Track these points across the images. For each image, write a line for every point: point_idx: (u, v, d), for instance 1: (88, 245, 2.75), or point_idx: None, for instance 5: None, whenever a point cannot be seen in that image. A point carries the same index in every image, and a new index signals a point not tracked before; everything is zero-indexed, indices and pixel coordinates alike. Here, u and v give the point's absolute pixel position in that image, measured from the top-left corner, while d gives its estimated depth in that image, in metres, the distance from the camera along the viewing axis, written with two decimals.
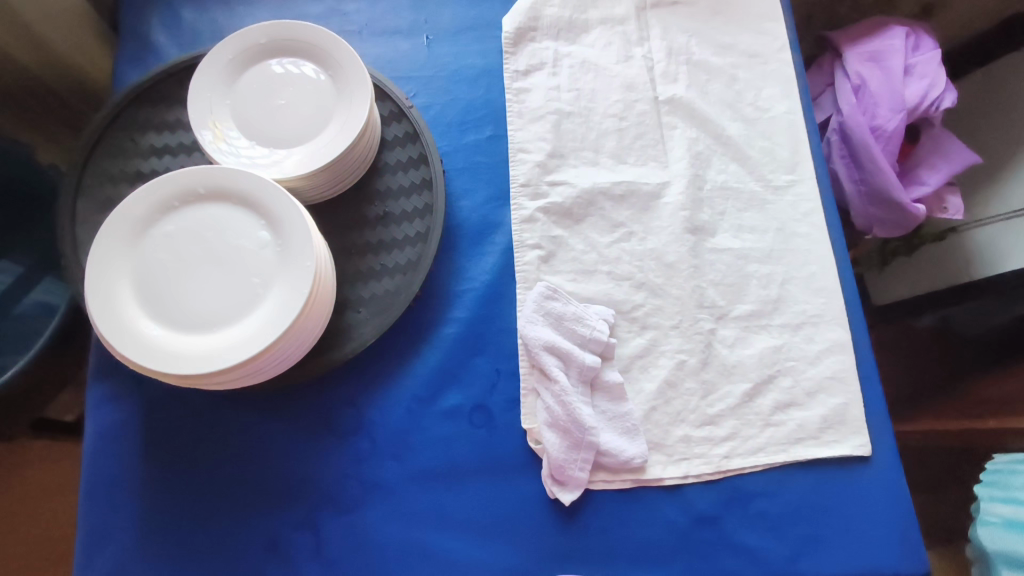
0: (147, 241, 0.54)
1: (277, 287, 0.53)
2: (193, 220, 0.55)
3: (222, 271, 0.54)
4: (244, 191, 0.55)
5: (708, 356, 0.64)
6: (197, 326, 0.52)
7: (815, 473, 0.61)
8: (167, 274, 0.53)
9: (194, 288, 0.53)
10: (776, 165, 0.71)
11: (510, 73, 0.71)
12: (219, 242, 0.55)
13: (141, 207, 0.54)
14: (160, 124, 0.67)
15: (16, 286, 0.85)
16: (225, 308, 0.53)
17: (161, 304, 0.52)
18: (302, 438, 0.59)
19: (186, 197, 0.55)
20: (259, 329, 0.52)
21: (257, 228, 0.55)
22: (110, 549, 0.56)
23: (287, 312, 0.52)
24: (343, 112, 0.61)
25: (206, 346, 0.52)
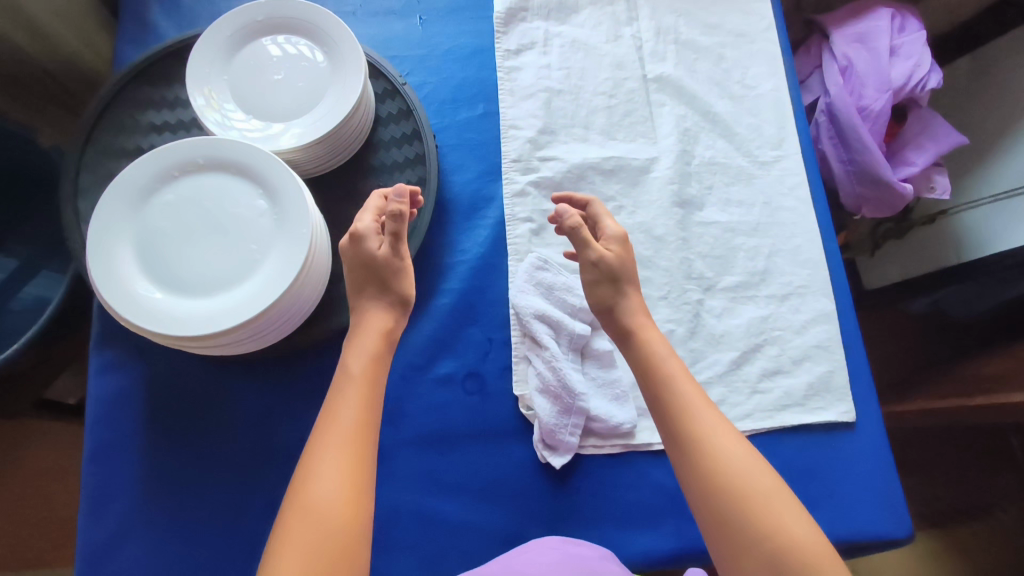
0: (148, 210, 0.55)
1: (274, 254, 0.55)
2: (191, 190, 0.56)
3: (221, 238, 0.55)
4: (242, 161, 0.56)
5: (696, 326, 0.65)
6: (196, 291, 0.53)
7: (802, 438, 0.62)
8: (167, 241, 0.55)
9: (193, 254, 0.55)
10: (763, 141, 0.72)
11: (502, 52, 0.73)
12: (217, 210, 0.56)
13: (142, 176, 0.55)
14: (160, 102, 0.68)
15: (14, 277, 0.86)
16: (224, 274, 0.54)
17: (161, 269, 0.54)
18: (299, 405, 0.61)
19: (186, 166, 0.56)
20: (256, 294, 0.53)
21: (255, 196, 0.56)
22: (111, 512, 0.57)
23: (283, 277, 0.53)
24: (337, 87, 0.63)
25: (205, 310, 0.53)
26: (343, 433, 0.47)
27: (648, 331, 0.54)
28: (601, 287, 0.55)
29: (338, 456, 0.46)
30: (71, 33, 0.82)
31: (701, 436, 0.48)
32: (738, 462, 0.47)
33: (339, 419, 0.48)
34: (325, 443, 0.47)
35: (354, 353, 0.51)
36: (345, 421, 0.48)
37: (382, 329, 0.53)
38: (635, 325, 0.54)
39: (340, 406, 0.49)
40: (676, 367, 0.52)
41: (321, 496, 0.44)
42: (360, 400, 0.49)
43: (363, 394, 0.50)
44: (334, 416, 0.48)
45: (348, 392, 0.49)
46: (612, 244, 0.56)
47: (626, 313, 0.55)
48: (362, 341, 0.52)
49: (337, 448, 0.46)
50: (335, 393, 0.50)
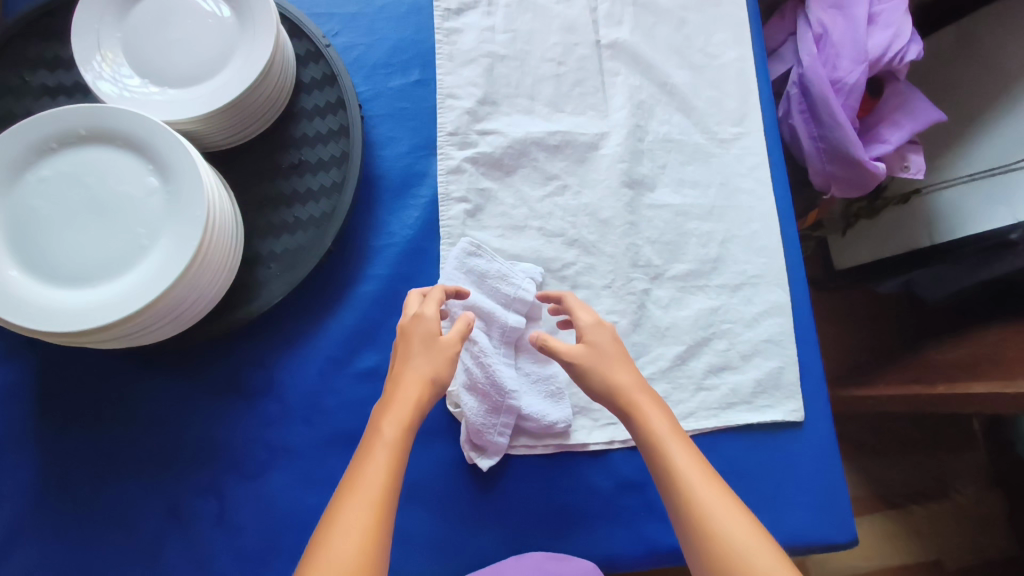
0: (22, 187, 0.49)
1: (165, 238, 0.49)
2: (75, 165, 0.50)
3: (106, 220, 0.49)
4: (130, 133, 0.50)
5: (640, 318, 0.61)
6: (76, 280, 0.48)
7: (746, 438, 0.60)
8: (43, 223, 0.49)
9: (75, 239, 0.49)
10: (723, 116, 0.66)
11: (441, 12, 0.66)
12: (104, 189, 0.50)
13: (15, 148, 0.49)
14: (52, 62, 0.61)
15: None
16: (110, 261, 0.49)
17: (37, 255, 0.48)
18: (207, 402, 0.56)
19: (66, 137, 0.50)
20: (144, 283, 0.48)
21: (145, 173, 0.50)
22: (0, 515, 0.53)
23: (174, 264, 0.48)
24: (245, 48, 0.56)
25: (88, 301, 0.48)
26: (367, 497, 0.40)
27: (641, 402, 0.48)
28: (586, 376, 0.50)
29: (356, 522, 0.39)
30: None
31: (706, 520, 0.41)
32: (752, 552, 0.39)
33: (365, 483, 0.41)
34: (346, 506, 0.40)
35: (388, 414, 0.45)
36: (369, 485, 0.41)
37: (421, 393, 0.47)
38: (622, 394, 0.49)
39: (365, 468, 0.42)
40: (671, 435, 0.46)
41: (335, 568, 0.37)
42: (389, 464, 0.43)
43: (393, 460, 0.43)
44: (359, 478, 0.41)
45: (376, 454, 0.43)
46: (588, 338, 0.51)
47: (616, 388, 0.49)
48: (395, 405, 0.46)
49: (357, 512, 0.40)
50: (362, 455, 0.44)
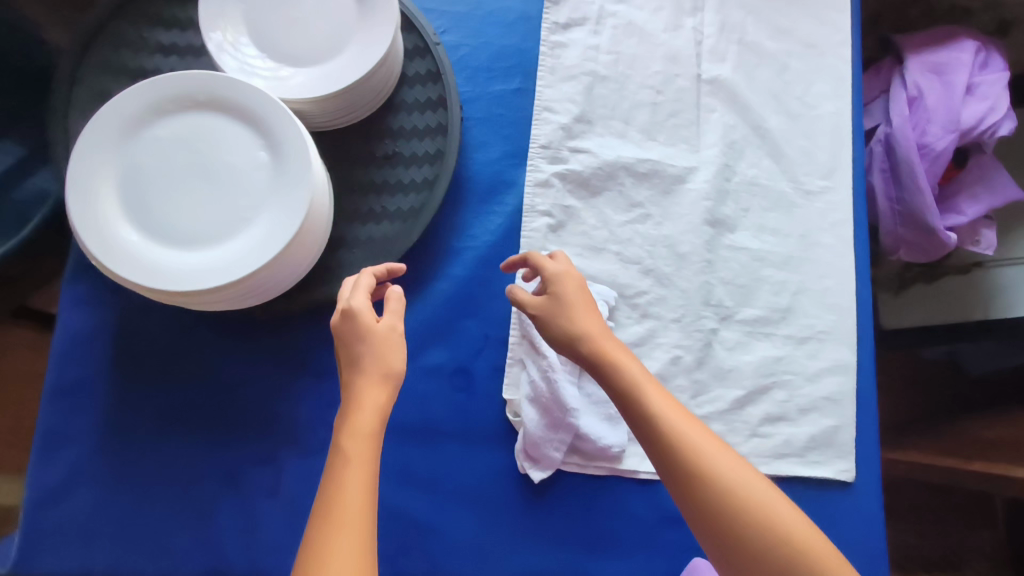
0: (137, 143, 0.50)
1: (269, 213, 0.50)
2: (188, 129, 0.51)
3: (211, 187, 0.50)
4: (245, 105, 0.51)
5: (705, 356, 0.61)
6: (179, 242, 0.49)
7: (792, 490, 0.60)
8: (153, 182, 0.50)
9: (181, 202, 0.50)
10: (813, 167, 0.66)
11: (549, 24, 0.66)
12: (214, 156, 0.51)
13: (135, 106, 0.50)
14: (170, 20, 0.62)
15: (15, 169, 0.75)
16: (214, 228, 0.50)
17: (145, 214, 0.50)
18: (275, 373, 0.57)
19: (184, 102, 0.51)
20: (243, 256, 0.49)
21: (255, 146, 0.51)
22: (68, 453, 0.55)
23: (274, 242, 0.49)
24: (362, 36, 0.57)
25: (191, 266, 0.49)
26: (351, 524, 0.40)
27: (607, 343, 0.50)
28: (549, 325, 0.52)
29: (347, 557, 0.39)
30: None
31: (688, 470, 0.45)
32: (734, 490, 0.44)
33: (340, 514, 0.41)
34: (333, 538, 0.40)
35: (351, 430, 0.44)
36: (350, 511, 0.41)
37: (383, 400, 0.46)
38: (591, 340, 0.50)
39: (337, 491, 0.42)
40: (640, 383, 0.48)
41: None
42: (367, 482, 0.42)
43: (368, 476, 0.43)
44: (335, 505, 0.41)
45: (344, 479, 0.42)
46: (553, 288, 0.53)
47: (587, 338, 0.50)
48: (357, 419, 0.45)
49: (347, 541, 0.40)
50: (331, 477, 0.43)
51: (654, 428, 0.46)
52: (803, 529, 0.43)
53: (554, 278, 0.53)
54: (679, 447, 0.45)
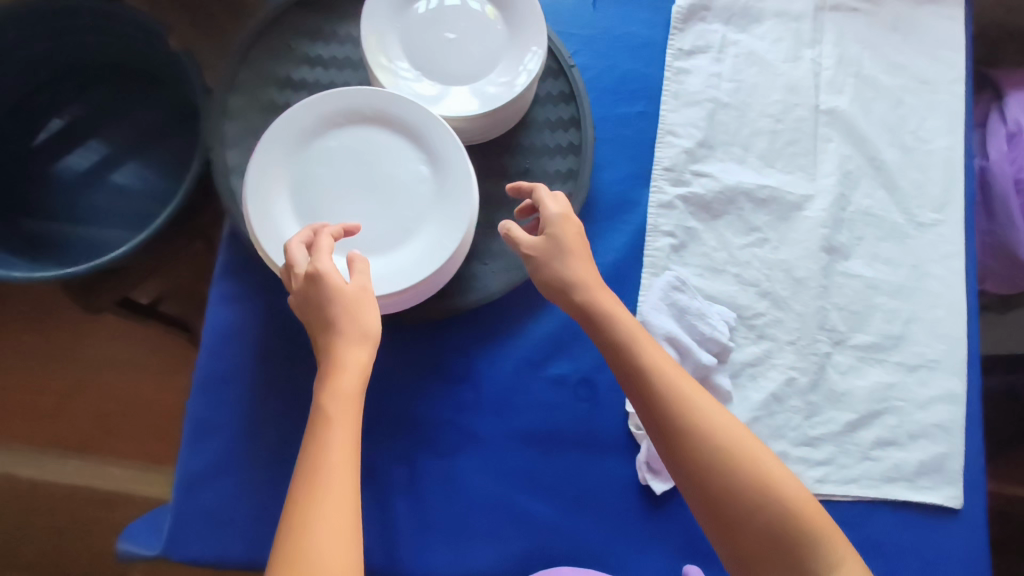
0: (308, 153, 0.53)
1: (430, 225, 0.53)
2: (354, 142, 0.54)
3: (376, 198, 0.53)
4: (409, 122, 0.54)
5: (819, 379, 0.63)
6: (347, 250, 0.52)
7: (901, 513, 0.62)
8: (322, 191, 0.53)
9: (347, 210, 0.53)
10: (925, 200, 0.68)
11: (674, 51, 0.69)
12: (378, 168, 0.54)
13: (308, 118, 0.53)
14: (324, 32, 0.63)
15: (100, 164, 0.91)
16: (378, 237, 0.52)
17: (315, 221, 0.52)
18: (411, 377, 0.60)
19: (353, 115, 0.54)
20: (407, 266, 0.52)
21: (416, 161, 0.54)
22: (215, 443, 0.58)
23: (438, 253, 0.51)
24: (511, 58, 0.59)
25: (358, 273, 0.52)
26: (337, 474, 0.41)
27: (604, 297, 0.52)
28: (540, 266, 0.54)
29: (336, 503, 0.40)
30: None
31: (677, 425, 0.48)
32: (725, 447, 0.47)
33: (325, 478, 0.41)
34: (319, 489, 0.40)
35: (333, 384, 0.44)
36: (335, 460, 0.41)
37: (366, 360, 0.45)
38: (588, 288, 0.52)
39: (326, 455, 0.41)
40: (637, 340, 0.51)
41: (324, 539, 0.39)
42: (351, 433, 0.43)
43: (353, 427, 0.43)
44: (323, 454, 0.41)
45: (329, 442, 0.42)
46: (550, 229, 0.54)
47: (585, 287, 0.52)
48: (340, 381, 0.44)
49: (333, 492, 0.40)
50: (314, 429, 0.43)
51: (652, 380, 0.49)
52: (791, 486, 0.47)
53: (549, 220, 0.54)
54: (673, 406, 0.48)
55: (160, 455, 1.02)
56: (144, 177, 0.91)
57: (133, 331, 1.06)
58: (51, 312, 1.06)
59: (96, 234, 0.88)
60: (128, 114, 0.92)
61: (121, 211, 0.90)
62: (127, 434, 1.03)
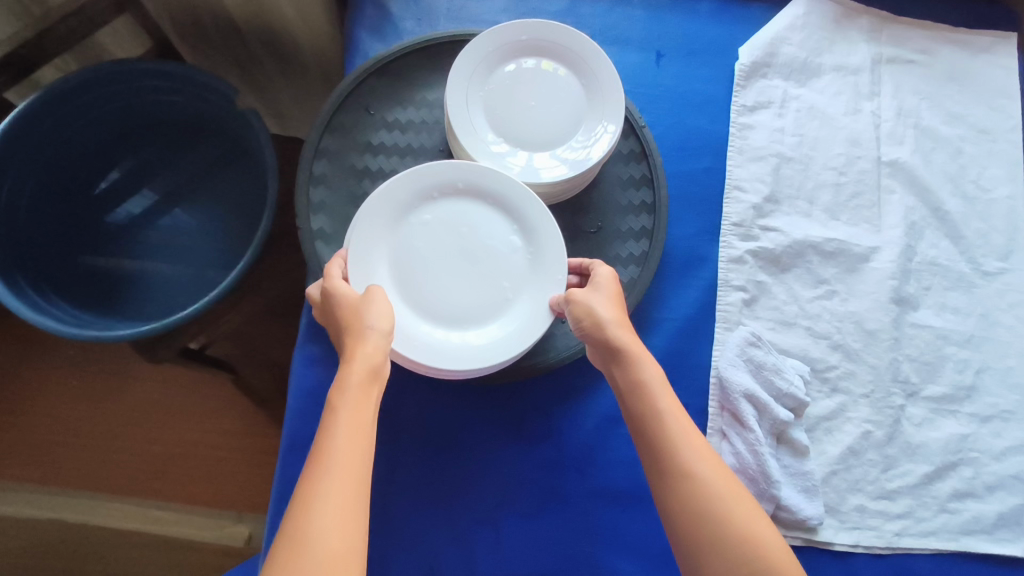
0: (404, 226, 0.56)
1: (527, 295, 0.56)
2: (447, 213, 0.56)
3: (472, 269, 0.56)
4: (500, 194, 0.57)
5: (895, 432, 0.64)
6: (448, 322, 0.55)
7: (980, 566, 0.62)
8: (420, 263, 0.55)
9: (445, 281, 0.55)
10: (990, 249, 0.69)
11: (737, 107, 0.70)
12: (473, 239, 0.56)
13: (406, 192, 0.55)
14: (405, 99, 0.66)
15: (151, 211, 0.93)
16: (477, 308, 0.55)
17: (416, 294, 0.54)
18: (494, 435, 0.61)
19: (445, 189, 0.57)
20: (508, 337, 0.54)
21: (510, 232, 0.57)
22: None
23: (537, 320, 0.54)
24: (591, 122, 0.61)
25: (457, 342, 0.54)
26: (346, 455, 0.42)
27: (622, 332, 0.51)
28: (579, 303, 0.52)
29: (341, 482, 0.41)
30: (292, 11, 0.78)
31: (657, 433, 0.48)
32: (704, 464, 0.46)
33: (336, 456, 0.42)
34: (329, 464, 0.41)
35: (356, 370, 0.46)
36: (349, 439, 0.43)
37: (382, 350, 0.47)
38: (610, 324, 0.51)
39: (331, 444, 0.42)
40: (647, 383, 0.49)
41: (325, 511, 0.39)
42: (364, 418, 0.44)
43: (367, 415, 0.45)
44: (339, 432, 0.43)
45: (344, 419, 0.44)
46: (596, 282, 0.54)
47: (608, 321, 0.51)
48: (350, 373, 0.46)
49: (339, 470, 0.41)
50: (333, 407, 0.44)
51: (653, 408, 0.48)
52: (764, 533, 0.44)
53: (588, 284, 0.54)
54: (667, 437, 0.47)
55: (212, 498, 1.01)
56: (198, 222, 0.93)
57: (180, 372, 1.05)
58: (87, 353, 1.05)
59: (174, 273, 0.90)
60: (172, 164, 0.94)
61: (177, 252, 0.92)
62: (169, 477, 1.01)
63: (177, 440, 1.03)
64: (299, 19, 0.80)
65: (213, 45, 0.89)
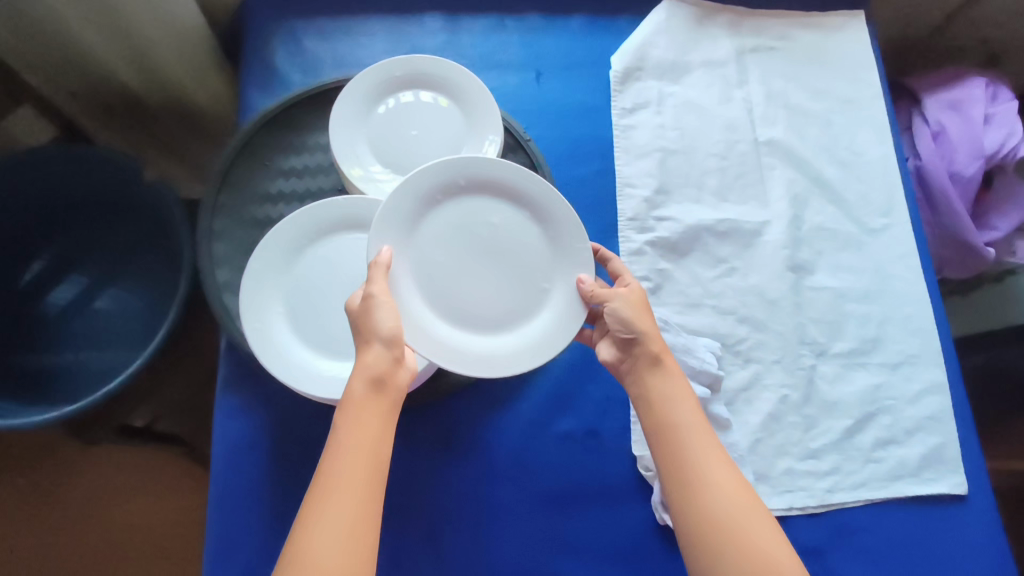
0: (417, 235, 0.55)
1: (558, 286, 0.57)
2: (454, 215, 0.57)
3: (495, 267, 0.57)
4: (507, 183, 0.57)
5: (810, 392, 0.66)
6: (477, 325, 0.56)
7: (913, 509, 0.64)
8: (444, 271, 0.56)
9: (475, 284, 0.56)
10: (872, 208, 0.73)
11: (618, 110, 0.74)
12: (489, 236, 0.57)
13: (410, 200, 0.54)
14: (293, 147, 0.68)
15: (84, 295, 0.93)
16: (503, 307, 0.56)
17: (445, 302, 0.55)
18: (425, 457, 0.61)
19: (448, 189, 0.56)
20: (542, 336, 0.55)
21: (522, 221, 0.57)
22: (237, 560, 0.57)
23: (571, 311, 0.55)
24: (474, 143, 0.64)
25: (497, 346, 0.55)
26: (353, 472, 0.44)
27: (670, 363, 0.53)
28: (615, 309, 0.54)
29: (346, 499, 0.43)
30: (194, 80, 0.81)
31: (689, 455, 0.49)
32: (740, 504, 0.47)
33: (342, 469, 0.44)
34: (339, 478, 0.43)
35: (362, 381, 0.47)
36: (359, 454, 0.44)
37: (388, 369, 0.47)
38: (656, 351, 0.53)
39: (340, 463, 0.44)
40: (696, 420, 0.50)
41: (331, 526, 0.42)
42: (370, 430, 0.45)
43: (376, 428, 0.46)
44: (348, 445, 0.45)
45: (351, 434, 0.45)
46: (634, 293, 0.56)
47: (651, 339, 0.53)
48: (354, 390, 0.46)
49: (348, 486, 0.43)
50: (344, 417, 0.46)
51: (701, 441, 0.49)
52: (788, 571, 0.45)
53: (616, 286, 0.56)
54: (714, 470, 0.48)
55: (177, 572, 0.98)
56: (131, 299, 0.93)
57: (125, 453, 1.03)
58: (29, 451, 1.02)
59: (94, 361, 0.89)
60: (101, 246, 0.95)
61: (113, 333, 0.91)
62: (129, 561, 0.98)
63: (128, 528, 1.00)
64: (200, 86, 0.82)
65: (127, 123, 0.90)
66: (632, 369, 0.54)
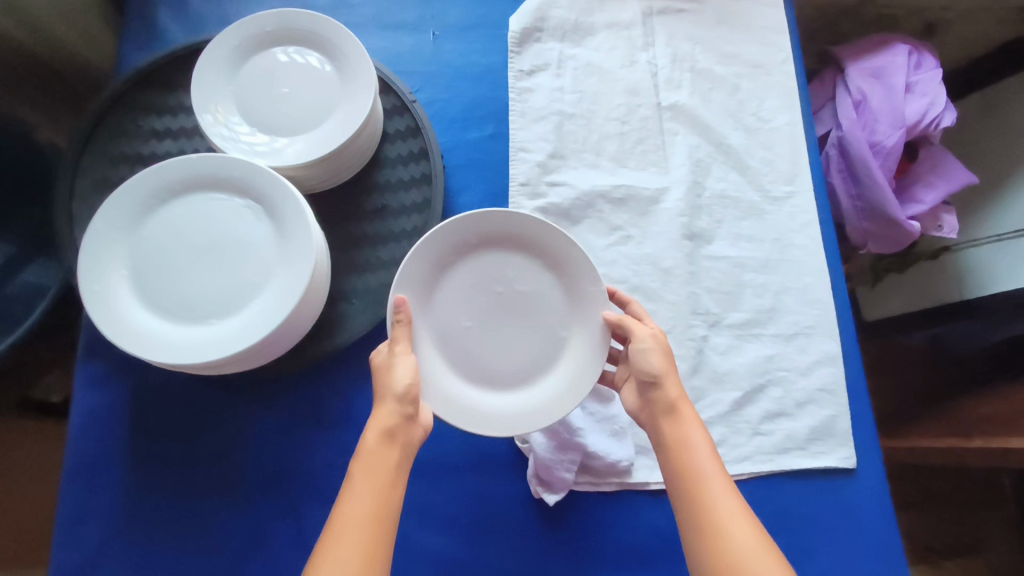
0: (434, 300, 0.56)
1: (578, 334, 0.55)
2: (471, 274, 0.56)
3: (517, 320, 0.56)
4: (516, 232, 0.56)
5: (699, 363, 0.64)
6: (501, 384, 0.55)
7: (800, 482, 0.62)
8: (468, 334, 0.56)
9: (503, 343, 0.56)
10: (776, 175, 0.71)
11: (515, 72, 0.71)
12: (508, 289, 0.56)
13: (424, 267, 0.55)
14: (161, 107, 0.65)
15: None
16: (528, 361, 0.55)
17: (472, 365, 0.55)
18: (290, 427, 0.59)
19: (461, 249, 0.57)
20: (560, 388, 0.54)
21: (540, 270, 0.56)
22: (90, 531, 0.56)
23: (590, 360, 0.53)
24: (346, 104, 0.61)
25: (522, 403, 0.54)
26: (360, 522, 0.43)
27: (687, 411, 0.50)
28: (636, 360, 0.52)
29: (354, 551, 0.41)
30: (71, 32, 0.79)
31: (708, 509, 0.45)
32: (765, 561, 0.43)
33: (354, 520, 0.43)
34: (349, 530, 0.42)
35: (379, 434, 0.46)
36: (368, 504, 0.43)
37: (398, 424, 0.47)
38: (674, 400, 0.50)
39: (352, 514, 0.43)
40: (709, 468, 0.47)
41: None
42: (385, 483, 0.45)
43: (387, 480, 0.45)
44: (364, 495, 0.44)
45: (363, 484, 0.44)
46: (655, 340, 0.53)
47: (671, 387, 0.51)
48: (368, 443, 0.46)
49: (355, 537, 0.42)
50: (357, 468, 0.45)
51: (719, 492, 0.46)
52: None
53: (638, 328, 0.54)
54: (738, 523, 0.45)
55: None
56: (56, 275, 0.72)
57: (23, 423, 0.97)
58: None
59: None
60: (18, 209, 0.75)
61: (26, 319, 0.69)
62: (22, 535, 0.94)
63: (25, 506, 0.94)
64: (78, 38, 0.81)
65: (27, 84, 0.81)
66: (650, 417, 0.51)
